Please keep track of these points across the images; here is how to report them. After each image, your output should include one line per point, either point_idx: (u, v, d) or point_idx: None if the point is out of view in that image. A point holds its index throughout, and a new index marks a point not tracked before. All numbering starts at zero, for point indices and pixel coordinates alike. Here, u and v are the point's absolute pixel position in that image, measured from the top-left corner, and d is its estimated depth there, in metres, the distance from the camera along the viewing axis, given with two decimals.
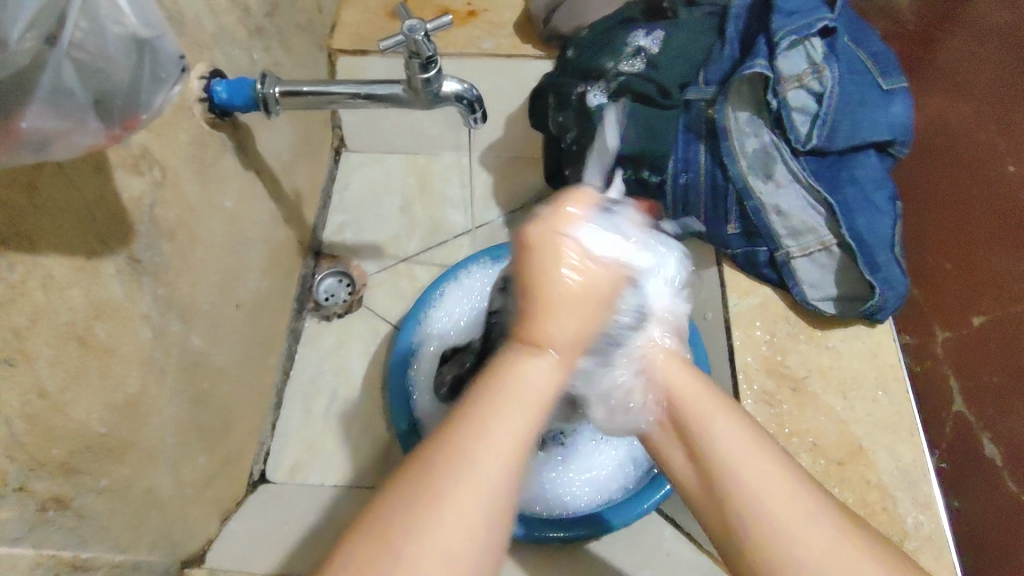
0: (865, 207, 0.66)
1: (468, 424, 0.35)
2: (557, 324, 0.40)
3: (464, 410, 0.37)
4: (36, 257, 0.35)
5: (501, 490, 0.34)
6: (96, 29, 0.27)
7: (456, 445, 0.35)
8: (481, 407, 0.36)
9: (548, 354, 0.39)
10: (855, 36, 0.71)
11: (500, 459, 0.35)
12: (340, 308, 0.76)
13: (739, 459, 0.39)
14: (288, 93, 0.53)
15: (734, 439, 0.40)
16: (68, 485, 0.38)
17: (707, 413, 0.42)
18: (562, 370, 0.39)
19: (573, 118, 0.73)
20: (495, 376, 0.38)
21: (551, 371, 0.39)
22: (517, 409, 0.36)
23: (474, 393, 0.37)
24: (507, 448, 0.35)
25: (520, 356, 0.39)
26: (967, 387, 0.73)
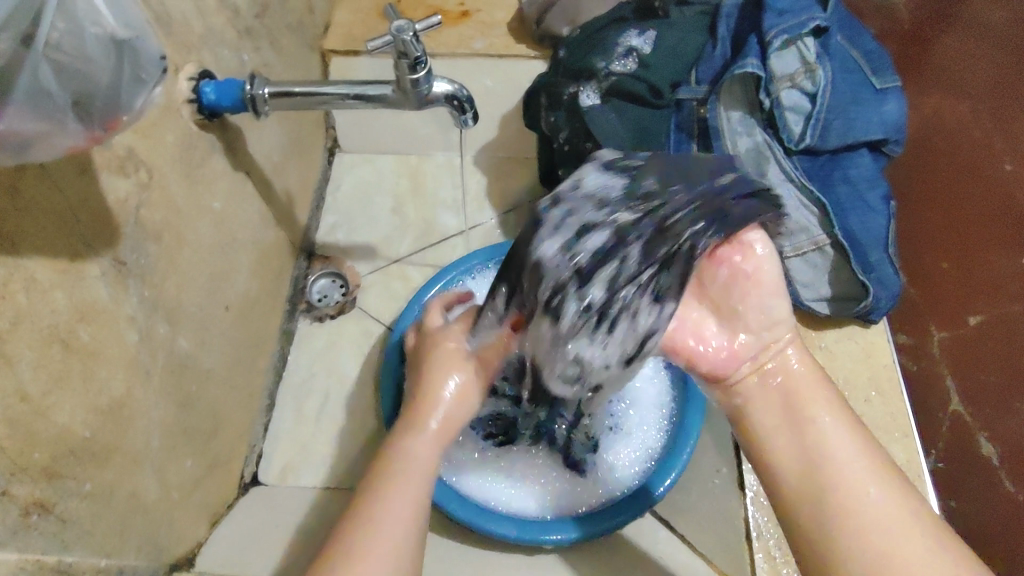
0: (858, 206, 0.66)
1: (367, 502, 0.45)
2: (431, 420, 0.51)
3: (367, 488, 0.47)
4: (17, 260, 0.34)
5: (400, 552, 0.43)
6: (73, 29, 0.27)
7: (357, 528, 0.44)
8: (376, 492, 0.46)
9: (430, 430, 0.50)
10: (848, 34, 0.71)
11: (381, 530, 0.44)
12: (332, 309, 0.76)
13: (843, 459, 0.44)
14: (277, 93, 0.53)
15: (848, 448, 0.45)
16: (50, 489, 0.37)
17: (810, 404, 0.47)
18: (438, 443, 0.50)
19: (564, 118, 0.71)
20: (391, 456, 0.49)
21: (432, 445, 0.50)
22: (402, 482, 0.47)
23: (376, 474, 0.47)
24: (402, 517, 0.45)
25: (405, 438, 0.50)
26: (963, 386, 0.73)
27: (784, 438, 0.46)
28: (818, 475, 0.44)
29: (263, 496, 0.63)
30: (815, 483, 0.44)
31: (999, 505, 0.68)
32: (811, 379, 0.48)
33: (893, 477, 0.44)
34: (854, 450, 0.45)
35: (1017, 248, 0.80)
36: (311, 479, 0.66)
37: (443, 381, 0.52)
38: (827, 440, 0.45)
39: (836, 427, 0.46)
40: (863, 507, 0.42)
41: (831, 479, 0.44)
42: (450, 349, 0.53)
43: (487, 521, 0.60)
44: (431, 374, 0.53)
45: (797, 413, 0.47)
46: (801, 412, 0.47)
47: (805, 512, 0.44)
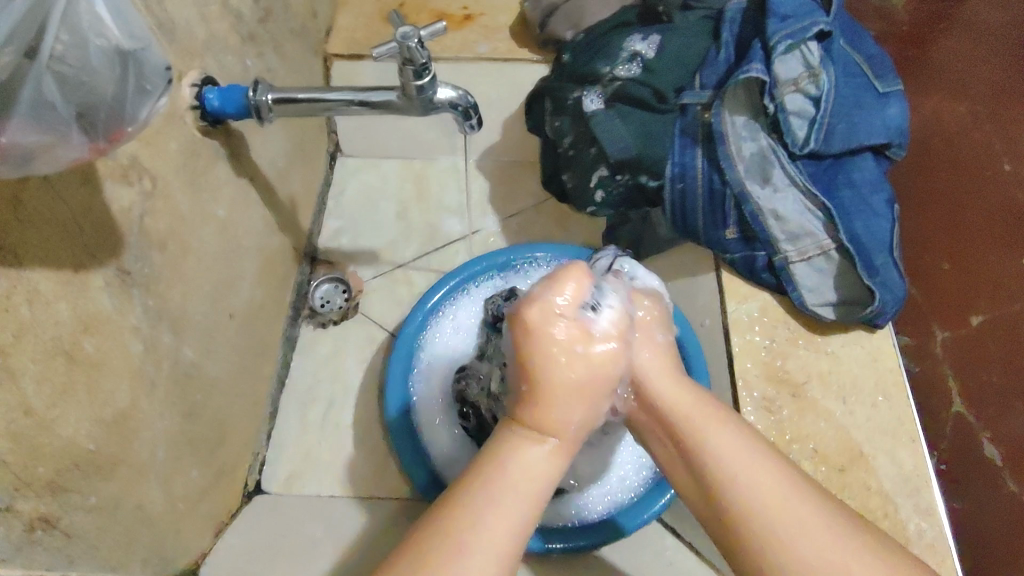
0: (862, 209, 0.66)
1: (464, 516, 0.37)
2: (559, 409, 0.42)
3: (461, 496, 0.39)
4: (22, 272, 0.34)
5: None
6: (77, 42, 0.27)
7: (455, 527, 0.37)
8: (475, 494, 0.39)
9: (548, 445, 0.41)
10: (850, 38, 0.71)
11: (483, 542, 0.37)
12: (336, 316, 0.75)
13: (726, 456, 0.42)
14: (279, 100, 0.52)
15: (726, 445, 0.42)
16: (55, 503, 0.37)
17: (702, 421, 0.43)
18: (563, 455, 0.42)
19: (568, 123, 0.73)
20: (498, 455, 0.41)
21: (550, 460, 0.41)
22: (497, 485, 0.39)
23: (476, 471, 0.40)
24: (505, 536, 0.37)
25: (523, 438, 0.41)
26: (965, 386, 0.73)
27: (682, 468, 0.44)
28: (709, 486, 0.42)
29: (269, 504, 0.63)
30: (713, 496, 0.41)
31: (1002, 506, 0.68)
32: (671, 388, 0.45)
33: (787, 476, 0.41)
34: (749, 452, 0.42)
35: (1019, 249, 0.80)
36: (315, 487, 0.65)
37: (574, 377, 0.42)
38: (715, 452, 0.42)
39: (713, 434, 0.43)
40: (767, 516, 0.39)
41: (728, 485, 0.41)
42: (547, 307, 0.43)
43: None
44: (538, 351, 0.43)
45: (688, 425, 0.44)
46: (688, 429, 0.43)
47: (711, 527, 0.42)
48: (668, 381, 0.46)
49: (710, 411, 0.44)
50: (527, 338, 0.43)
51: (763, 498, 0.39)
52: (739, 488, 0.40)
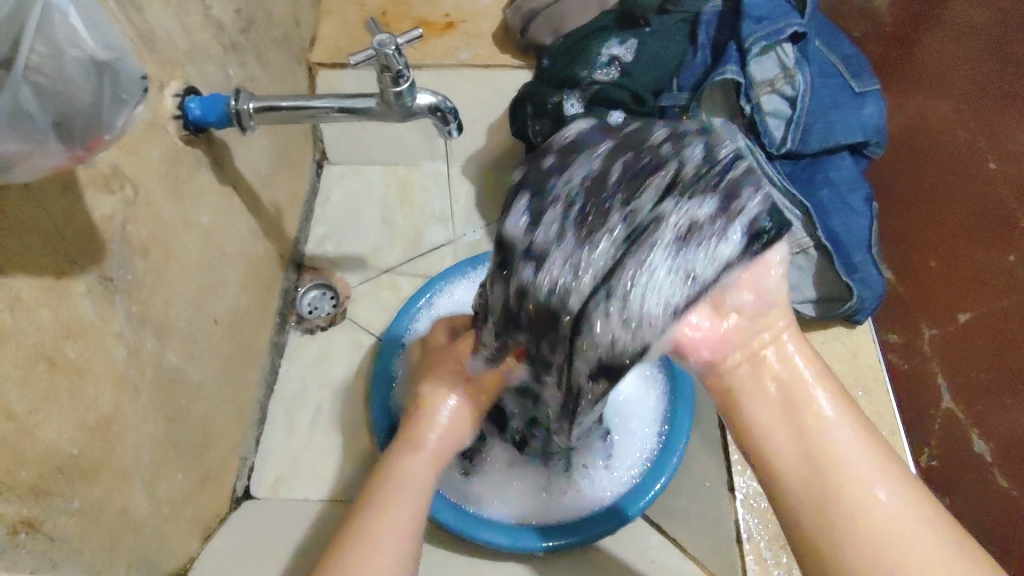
0: (841, 207, 0.67)
1: (364, 520, 0.47)
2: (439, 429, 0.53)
3: (365, 509, 0.48)
4: (2, 279, 0.35)
5: (401, 546, 0.46)
6: (53, 52, 0.28)
7: (354, 543, 0.45)
8: (375, 510, 0.47)
9: (423, 452, 0.52)
10: (827, 40, 0.72)
11: (379, 552, 0.45)
12: (322, 320, 0.76)
13: (853, 454, 0.41)
14: (262, 108, 0.53)
15: (849, 439, 0.42)
16: (38, 507, 0.37)
17: (815, 397, 0.43)
18: (432, 465, 0.51)
19: (549, 125, 0.72)
20: (388, 470, 0.50)
21: (428, 468, 0.51)
22: (404, 493, 0.49)
23: (373, 490, 0.49)
24: (393, 536, 0.46)
25: (405, 455, 0.51)
26: (954, 383, 0.75)
27: (781, 422, 0.42)
28: (816, 471, 0.41)
29: (255, 509, 0.63)
30: (813, 488, 0.41)
31: (992, 504, 0.69)
32: (801, 356, 0.44)
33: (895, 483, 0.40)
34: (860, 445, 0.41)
35: (1005, 247, 0.82)
36: (301, 492, 0.66)
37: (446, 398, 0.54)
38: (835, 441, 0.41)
39: (837, 419, 0.42)
40: (868, 518, 0.39)
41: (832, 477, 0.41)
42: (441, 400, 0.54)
43: (478, 528, 0.61)
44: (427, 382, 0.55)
45: (804, 395, 0.43)
46: (804, 409, 0.42)
47: (797, 487, 0.41)
48: (807, 361, 0.44)
49: (836, 402, 0.43)
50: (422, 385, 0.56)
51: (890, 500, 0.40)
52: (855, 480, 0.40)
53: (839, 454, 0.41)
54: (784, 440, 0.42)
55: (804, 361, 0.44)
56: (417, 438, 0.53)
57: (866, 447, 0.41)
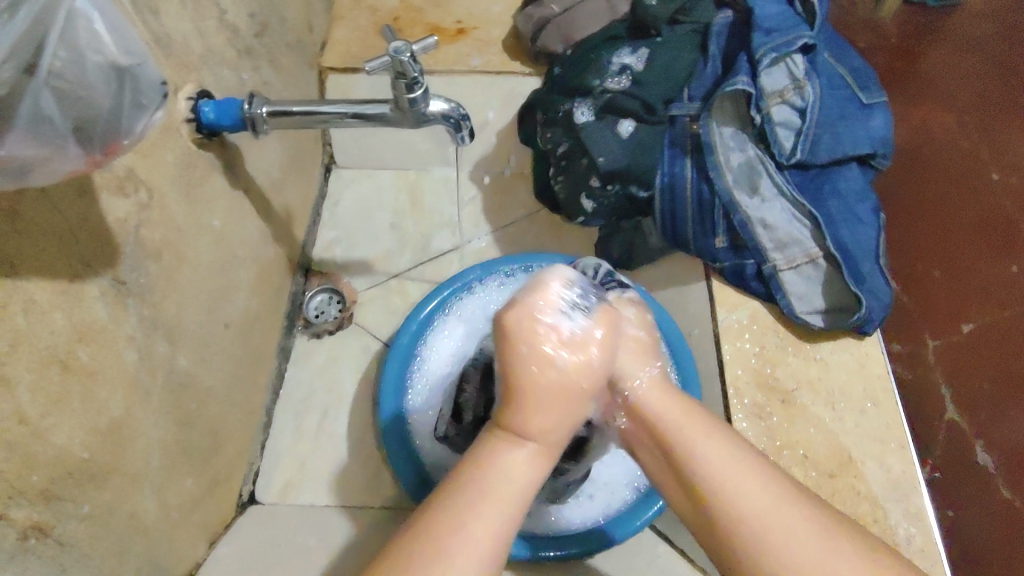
0: (849, 219, 0.67)
1: (449, 523, 0.39)
2: (544, 417, 0.42)
3: (451, 502, 0.40)
4: (17, 282, 0.35)
5: (479, 572, 0.38)
6: (74, 58, 0.28)
7: (430, 542, 0.38)
8: (463, 504, 0.39)
9: (533, 446, 0.42)
10: (835, 50, 0.73)
11: (460, 553, 0.38)
12: (330, 325, 0.76)
13: (716, 467, 0.42)
14: (276, 112, 0.53)
15: (718, 457, 0.43)
16: (48, 511, 0.37)
17: (690, 429, 0.44)
18: (540, 466, 0.42)
19: (561, 134, 0.73)
20: (488, 463, 0.41)
21: (535, 466, 0.42)
22: (499, 494, 0.40)
23: (461, 477, 0.41)
24: (482, 543, 0.38)
25: (504, 443, 0.42)
26: (959, 394, 0.77)
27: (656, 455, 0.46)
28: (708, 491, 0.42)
29: (262, 514, 0.63)
30: (697, 502, 0.43)
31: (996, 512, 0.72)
32: (673, 405, 0.46)
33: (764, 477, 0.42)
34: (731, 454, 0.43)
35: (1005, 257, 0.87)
36: (307, 498, 0.65)
37: (578, 385, 0.43)
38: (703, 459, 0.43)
39: (705, 444, 0.43)
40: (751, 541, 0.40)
41: (703, 489, 0.43)
42: (534, 315, 0.43)
43: None
44: (515, 371, 0.42)
45: (682, 435, 0.44)
46: (677, 449, 0.44)
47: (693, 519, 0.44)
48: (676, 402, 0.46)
49: (705, 424, 0.45)
50: (509, 358, 0.43)
51: (745, 491, 0.41)
52: (717, 489, 0.42)
53: (704, 468, 0.43)
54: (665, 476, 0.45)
55: (673, 403, 0.46)
56: (523, 428, 0.42)
57: (717, 457, 0.43)
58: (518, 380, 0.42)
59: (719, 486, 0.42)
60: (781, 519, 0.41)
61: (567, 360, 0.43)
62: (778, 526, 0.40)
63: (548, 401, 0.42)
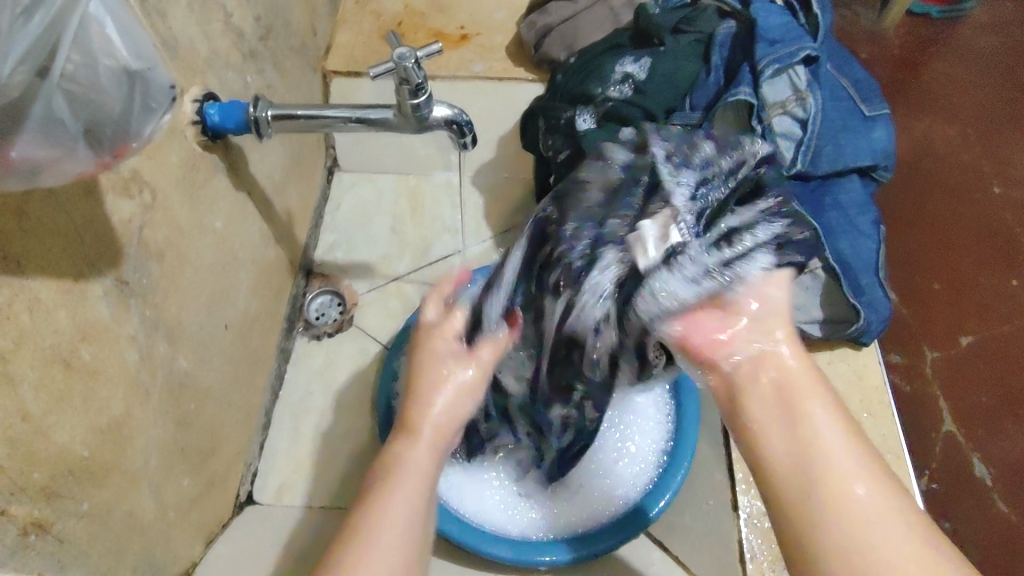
0: (849, 230, 0.68)
1: (367, 509, 0.45)
2: (438, 409, 0.50)
3: (364, 499, 0.46)
4: (23, 280, 0.35)
5: (402, 540, 0.44)
6: (87, 61, 0.28)
7: (367, 519, 0.44)
8: (376, 494, 0.46)
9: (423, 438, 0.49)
10: (838, 63, 0.74)
11: (388, 529, 0.44)
12: (330, 327, 0.76)
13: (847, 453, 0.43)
14: (279, 116, 0.54)
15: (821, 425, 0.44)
16: (48, 509, 0.37)
17: (805, 396, 0.46)
18: (434, 452, 0.49)
19: (563, 141, 0.72)
20: (390, 459, 0.48)
21: (430, 450, 0.49)
22: (408, 474, 0.47)
23: (375, 476, 0.47)
24: (396, 519, 0.44)
25: (405, 444, 0.49)
26: (957, 407, 0.81)
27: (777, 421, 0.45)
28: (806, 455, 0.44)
29: (258, 515, 0.63)
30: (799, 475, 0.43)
31: (993, 523, 0.76)
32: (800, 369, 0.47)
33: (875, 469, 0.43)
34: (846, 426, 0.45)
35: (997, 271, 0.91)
36: (304, 499, 0.66)
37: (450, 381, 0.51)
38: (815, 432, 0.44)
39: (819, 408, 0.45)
40: (850, 502, 0.41)
41: (819, 469, 0.43)
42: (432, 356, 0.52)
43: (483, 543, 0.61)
44: (424, 374, 0.51)
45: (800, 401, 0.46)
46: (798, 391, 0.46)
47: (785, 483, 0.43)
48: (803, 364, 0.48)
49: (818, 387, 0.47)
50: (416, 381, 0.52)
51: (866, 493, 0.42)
52: (834, 475, 0.42)
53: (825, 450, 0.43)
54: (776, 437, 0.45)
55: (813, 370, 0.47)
56: (416, 424, 0.50)
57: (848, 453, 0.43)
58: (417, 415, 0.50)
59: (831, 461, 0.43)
60: (884, 515, 0.41)
61: (453, 392, 0.51)
62: (891, 523, 0.41)
63: (445, 398, 0.51)
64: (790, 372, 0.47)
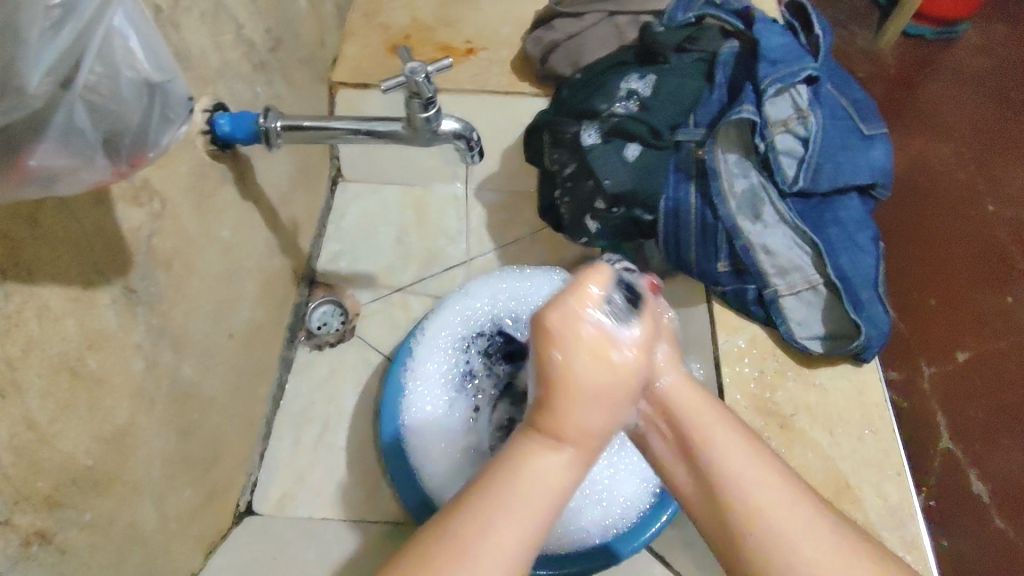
0: (849, 246, 0.68)
1: (486, 503, 0.36)
2: (590, 409, 0.39)
3: (466, 502, 0.36)
4: (34, 289, 0.35)
5: (523, 555, 0.35)
6: (110, 73, 0.28)
7: (468, 510, 0.35)
8: (487, 499, 0.36)
9: (574, 447, 0.38)
10: (838, 83, 0.75)
11: (506, 534, 0.35)
12: (332, 337, 0.76)
13: (741, 475, 0.39)
14: (289, 127, 0.54)
15: (738, 460, 0.40)
16: (51, 518, 0.37)
17: (716, 433, 0.41)
18: (577, 463, 0.39)
19: (567, 155, 0.74)
20: (507, 460, 0.38)
21: (567, 463, 0.38)
22: (537, 486, 0.36)
23: (489, 471, 0.38)
24: (518, 525, 0.35)
25: (538, 446, 0.38)
26: (953, 424, 0.82)
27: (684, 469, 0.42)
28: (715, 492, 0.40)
29: (257, 526, 0.63)
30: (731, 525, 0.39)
31: (990, 540, 0.76)
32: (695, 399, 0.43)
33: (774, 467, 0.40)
34: (758, 466, 0.39)
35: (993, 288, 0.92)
36: (305, 511, 0.65)
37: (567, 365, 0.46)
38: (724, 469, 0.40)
39: (728, 439, 0.41)
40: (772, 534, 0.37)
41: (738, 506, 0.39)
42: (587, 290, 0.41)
43: None
44: (551, 344, 0.40)
45: (696, 428, 0.42)
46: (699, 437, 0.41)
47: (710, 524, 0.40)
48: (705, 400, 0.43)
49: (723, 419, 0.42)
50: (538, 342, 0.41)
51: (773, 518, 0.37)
52: (759, 501, 0.38)
53: (735, 471, 0.39)
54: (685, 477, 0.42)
55: (703, 404, 0.43)
56: (551, 427, 0.39)
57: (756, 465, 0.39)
58: (558, 379, 0.39)
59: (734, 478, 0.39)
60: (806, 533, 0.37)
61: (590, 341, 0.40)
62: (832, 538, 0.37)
63: (588, 391, 0.40)
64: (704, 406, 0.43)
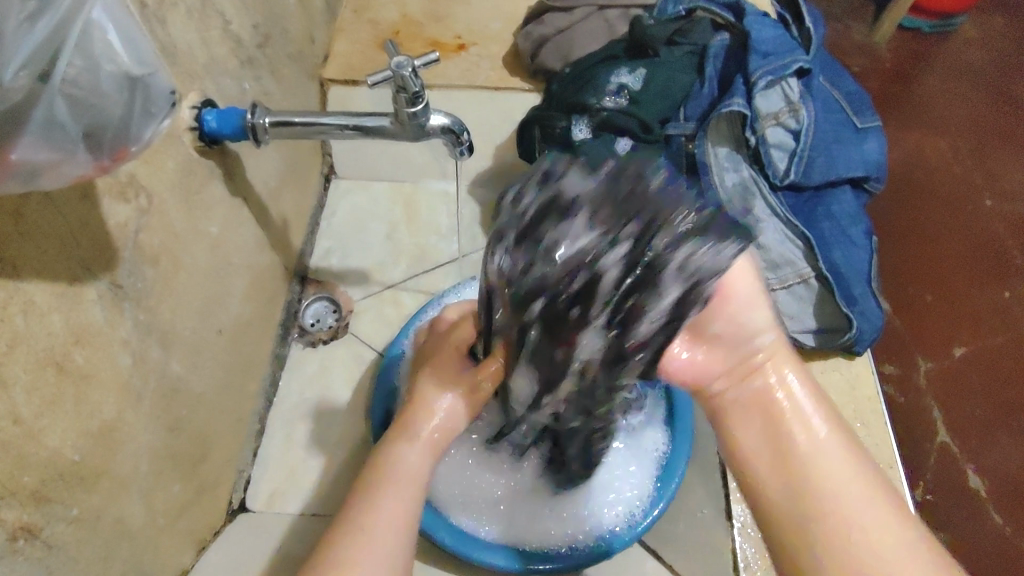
0: (841, 240, 0.68)
1: (358, 515, 0.45)
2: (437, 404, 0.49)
3: (351, 517, 0.45)
4: (18, 283, 0.35)
5: (391, 557, 0.44)
6: (90, 66, 0.28)
7: (345, 537, 0.44)
8: (359, 509, 0.45)
9: (415, 440, 0.48)
10: (831, 76, 0.75)
11: (374, 542, 0.44)
12: (324, 333, 0.76)
13: (830, 467, 0.43)
14: (277, 122, 0.54)
15: (828, 456, 0.43)
16: (38, 513, 0.37)
17: (802, 417, 0.44)
18: (430, 453, 0.48)
19: (558, 150, 0.73)
20: (381, 462, 0.48)
21: (421, 454, 0.48)
22: (400, 484, 0.46)
23: (365, 483, 0.47)
24: (386, 535, 0.44)
25: (396, 444, 0.48)
26: (950, 419, 0.82)
27: (768, 457, 0.44)
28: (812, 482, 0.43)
29: (251, 523, 0.63)
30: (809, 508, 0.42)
31: (987, 534, 0.76)
32: (792, 398, 0.45)
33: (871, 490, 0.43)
34: (845, 465, 0.43)
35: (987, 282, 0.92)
36: (298, 507, 0.65)
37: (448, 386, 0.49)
38: (815, 462, 0.43)
39: (825, 441, 0.44)
40: (851, 521, 0.41)
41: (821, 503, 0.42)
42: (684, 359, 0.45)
43: (477, 551, 0.61)
44: (426, 379, 0.51)
45: (787, 423, 0.44)
46: (784, 425, 0.44)
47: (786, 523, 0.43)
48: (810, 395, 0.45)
49: (812, 415, 0.45)
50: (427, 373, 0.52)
51: (864, 516, 0.42)
52: (829, 496, 0.42)
53: (819, 468, 0.43)
54: (756, 443, 0.45)
55: (796, 396, 0.45)
56: (409, 427, 0.49)
57: (838, 458, 0.43)
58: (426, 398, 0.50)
59: (820, 479, 0.42)
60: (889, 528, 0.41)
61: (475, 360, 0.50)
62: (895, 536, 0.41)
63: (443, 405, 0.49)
64: (775, 404, 0.45)
